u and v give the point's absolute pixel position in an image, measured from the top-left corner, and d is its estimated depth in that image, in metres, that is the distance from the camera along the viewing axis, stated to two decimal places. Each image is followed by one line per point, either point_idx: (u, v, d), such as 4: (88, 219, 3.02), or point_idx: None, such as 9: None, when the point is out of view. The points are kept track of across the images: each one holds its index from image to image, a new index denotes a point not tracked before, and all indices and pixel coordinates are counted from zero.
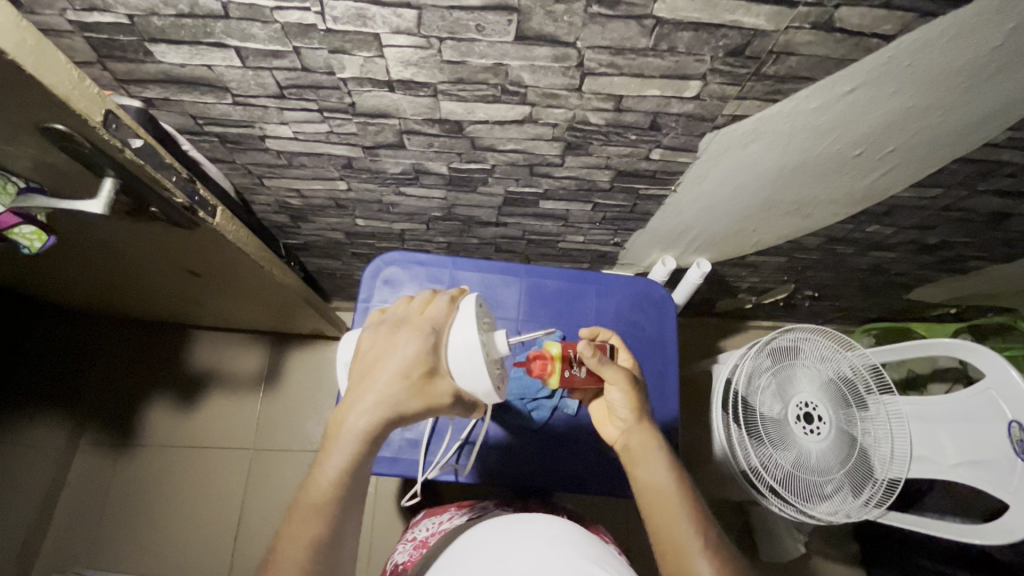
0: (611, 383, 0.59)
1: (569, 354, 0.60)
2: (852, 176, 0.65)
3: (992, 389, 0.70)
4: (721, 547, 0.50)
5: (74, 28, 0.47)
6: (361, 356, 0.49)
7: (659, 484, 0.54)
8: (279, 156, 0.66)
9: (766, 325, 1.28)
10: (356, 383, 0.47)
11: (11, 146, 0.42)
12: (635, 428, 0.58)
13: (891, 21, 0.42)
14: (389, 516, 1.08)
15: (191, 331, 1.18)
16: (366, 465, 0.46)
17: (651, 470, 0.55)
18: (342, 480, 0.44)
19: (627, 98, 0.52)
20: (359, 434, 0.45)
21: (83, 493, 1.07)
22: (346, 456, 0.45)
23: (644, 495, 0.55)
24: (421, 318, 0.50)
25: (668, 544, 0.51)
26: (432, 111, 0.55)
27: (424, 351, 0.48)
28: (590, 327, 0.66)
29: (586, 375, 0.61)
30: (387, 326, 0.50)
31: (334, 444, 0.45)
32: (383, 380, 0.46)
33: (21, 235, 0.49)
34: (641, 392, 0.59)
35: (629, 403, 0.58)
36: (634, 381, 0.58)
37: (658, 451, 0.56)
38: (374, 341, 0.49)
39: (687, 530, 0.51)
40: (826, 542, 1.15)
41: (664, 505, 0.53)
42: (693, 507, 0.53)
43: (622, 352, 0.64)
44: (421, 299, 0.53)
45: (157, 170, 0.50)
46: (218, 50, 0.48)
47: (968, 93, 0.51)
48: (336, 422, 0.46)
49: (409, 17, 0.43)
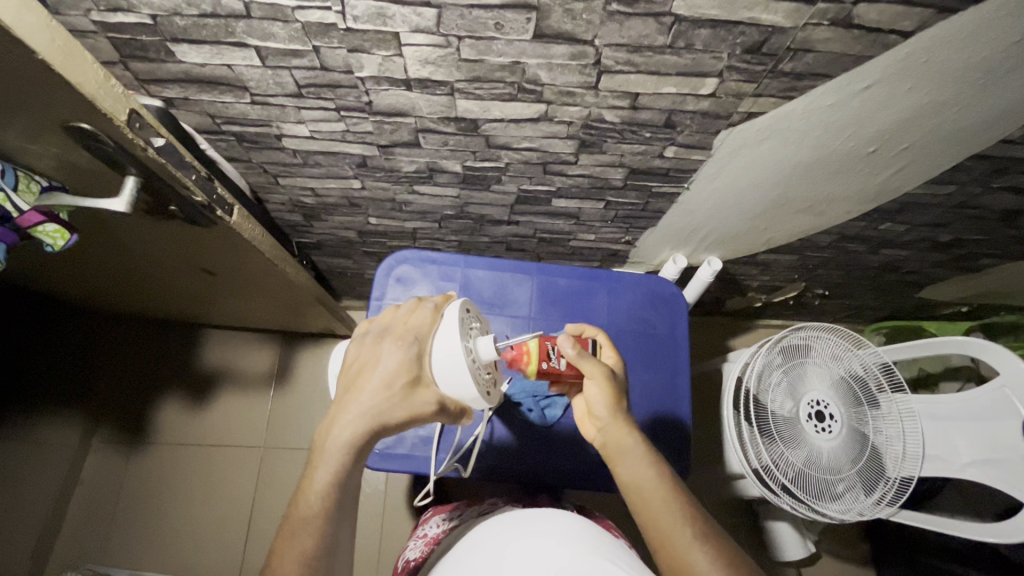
0: (589, 379, 0.58)
1: (546, 347, 0.59)
2: (866, 174, 0.65)
3: (1006, 387, 0.70)
4: (709, 530, 0.50)
5: (98, 29, 0.47)
6: (347, 368, 0.50)
7: (639, 480, 0.54)
8: (295, 155, 0.66)
9: (775, 324, 1.28)
10: (342, 396, 0.48)
11: (35, 143, 0.43)
12: (609, 426, 0.57)
13: (910, 17, 0.42)
14: (399, 514, 1.08)
15: (200, 330, 1.19)
16: (354, 476, 0.46)
17: (631, 468, 0.54)
18: (328, 493, 0.45)
19: (643, 96, 0.52)
20: (343, 445, 0.45)
21: (94, 491, 1.07)
22: (330, 470, 0.45)
23: (630, 492, 0.54)
24: (403, 328, 0.51)
25: (659, 538, 0.51)
26: (448, 110, 0.55)
27: (406, 362, 0.48)
28: (575, 325, 0.65)
29: (566, 367, 0.60)
30: (371, 337, 0.51)
31: (320, 458, 0.46)
32: (366, 392, 0.47)
33: (45, 234, 0.50)
34: (619, 388, 0.58)
35: (606, 400, 0.57)
36: (609, 376, 0.57)
37: (633, 448, 0.55)
38: (359, 353, 0.50)
39: (675, 522, 0.50)
40: (836, 541, 1.14)
41: (650, 500, 0.52)
42: (678, 497, 0.52)
43: (605, 349, 0.63)
44: (406, 307, 0.53)
45: (178, 168, 0.51)
46: (239, 49, 0.48)
47: (986, 89, 0.51)
48: (321, 435, 0.47)
49: (429, 15, 0.43)
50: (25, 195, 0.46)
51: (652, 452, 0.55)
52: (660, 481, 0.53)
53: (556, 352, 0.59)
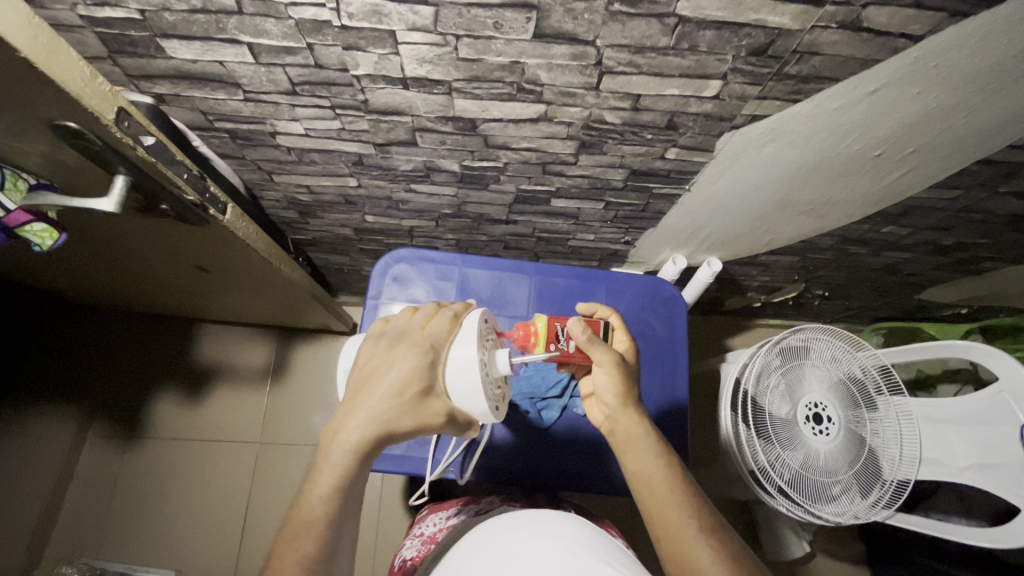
0: (597, 366, 0.56)
1: (555, 328, 0.59)
2: (871, 176, 0.64)
3: (1006, 392, 0.69)
4: (715, 526, 0.49)
5: (85, 24, 0.46)
6: (358, 369, 0.47)
7: (647, 471, 0.53)
8: (289, 153, 0.65)
9: (775, 324, 1.27)
10: (349, 399, 0.46)
11: (20, 142, 0.41)
12: (619, 414, 0.56)
13: (920, 21, 0.41)
14: (395, 511, 1.08)
15: (195, 326, 1.18)
16: (358, 483, 0.44)
17: (639, 458, 0.53)
18: (332, 498, 0.43)
19: (645, 97, 0.51)
20: (349, 450, 0.43)
21: (90, 484, 1.07)
22: (334, 475, 0.43)
23: (635, 482, 0.53)
24: (420, 333, 0.48)
25: (662, 530, 0.50)
26: (446, 109, 0.54)
27: (419, 370, 0.46)
28: (587, 305, 0.64)
29: (577, 350, 0.59)
30: (386, 340, 0.48)
31: (324, 460, 0.44)
32: (375, 398, 0.44)
33: (32, 233, 0.49)
34: (630, 377, 0.57)
35: (614, 390, 0.56)
36: (621, 365, 0.56)
37: (642, 437, 0.54)
38: (371, 355, 0.48)
39: (681, 515, 0.49)
40: (831, 541, 1.15)
41: (657, 491, 0.51)
42: (686, 492, 0.51)
43: (617, 333, 0.62)
44: (423, 312, 0.51)
45: (168, 166, 0.49)
46: (230, 46, 0.47)
47: (997, 94, 0.50)
48: (327, 437, 0.45)
49: (426, 14, 0.42)
50: (13, 194, 0.46)
51: (663, 444, 0.54)
52: (668, 476, 0.52)
53: (565, 334, 0.58)
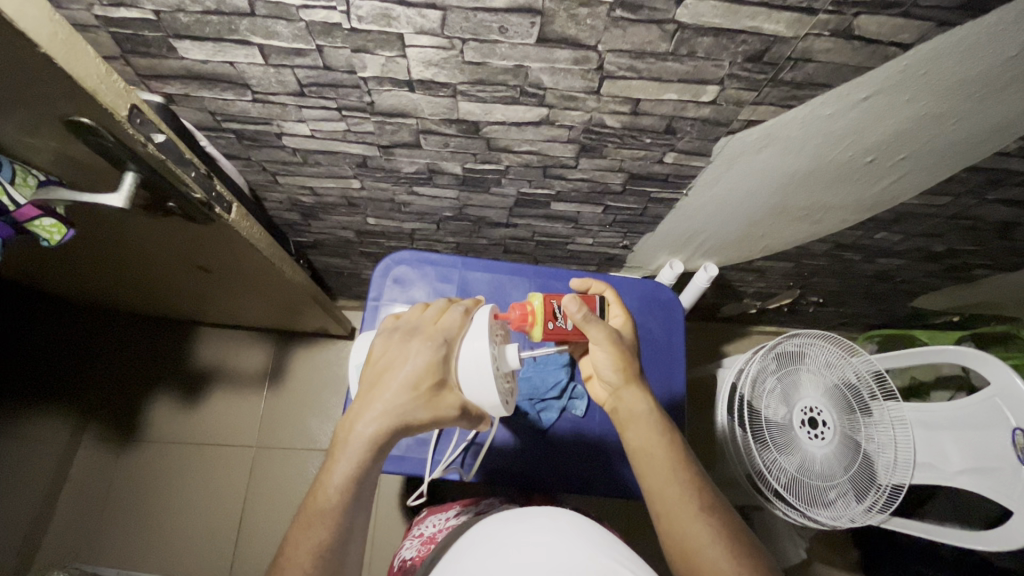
0: (595, 344, 0.58)
1: (552, 306, 0.59)
2: (864, 183, 0.65)
3: (996, 397, 0.70)
4: (714, 504, 0.50)
5: (99, 24, 0.47)
6: (372, 363, 0.48)
7: (649, 447, 0.53)
8: (295, 154, 0.66)
9: (769, 331, 1.28)
10: (365, 391, 0.46)
11: (33, 137, 0.42)
12: (621, 391, 0.57)
13: (909, 30, 0.43)
14: (392, 515, 1.08)
15: (194, 331, 1.18)
16: (371, 475, 0.45)
17: (640, 434, 0.54)
18: (348, 489, 0.43)
19: (644, 101, 0.52)
20: (366, 442, 0.44)
21: (84, 488, 1.06)
22: (349, 466, 0.43)
23: (636, 457, 0.54)
24: (433, 328, 0.49)
25: (662, 508, 0.50)
26: (451, 112, 0.55)
27: (433, 363, 0.47)
28: (582, 281, 0.67)
29: (573, 328, 0.60)
30: (400, 335, 0.49)
31: (341, 452, 0.44)
32: (391, 391, 0.45)
33: (41, 228, 0.48)
34: (628, 352, 0.58)
35: (615, 367, 0.57)
36: (618, 342, 0.57)
37: (645, 414, 0.55)
38: (386, 349, 0.48)
39: (681, 493, 0.50)
40: (827, 546, 1.15)
41: (658, 467, 0.52)
42: (688, 469, 0.52)
43: (613, 309, 0.64)
44: (435, 307, 0.51)
45: (177, 165, 0.50)
46: (241, 47, 0.48)
47: (984, 102, 0.52)
48: (342, 429, 0.45)
49: (433, 18, 0.44)
50: (23, 189, 0.45)
51: (665, 423, 0.55)
52: (670, 453, 0.52)
53: (562, 311, 0.58)
